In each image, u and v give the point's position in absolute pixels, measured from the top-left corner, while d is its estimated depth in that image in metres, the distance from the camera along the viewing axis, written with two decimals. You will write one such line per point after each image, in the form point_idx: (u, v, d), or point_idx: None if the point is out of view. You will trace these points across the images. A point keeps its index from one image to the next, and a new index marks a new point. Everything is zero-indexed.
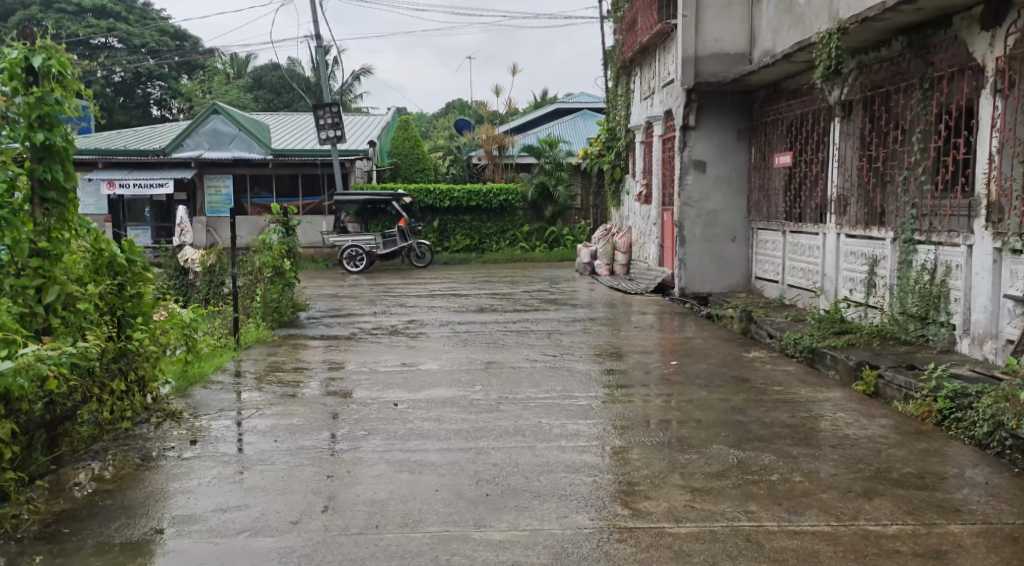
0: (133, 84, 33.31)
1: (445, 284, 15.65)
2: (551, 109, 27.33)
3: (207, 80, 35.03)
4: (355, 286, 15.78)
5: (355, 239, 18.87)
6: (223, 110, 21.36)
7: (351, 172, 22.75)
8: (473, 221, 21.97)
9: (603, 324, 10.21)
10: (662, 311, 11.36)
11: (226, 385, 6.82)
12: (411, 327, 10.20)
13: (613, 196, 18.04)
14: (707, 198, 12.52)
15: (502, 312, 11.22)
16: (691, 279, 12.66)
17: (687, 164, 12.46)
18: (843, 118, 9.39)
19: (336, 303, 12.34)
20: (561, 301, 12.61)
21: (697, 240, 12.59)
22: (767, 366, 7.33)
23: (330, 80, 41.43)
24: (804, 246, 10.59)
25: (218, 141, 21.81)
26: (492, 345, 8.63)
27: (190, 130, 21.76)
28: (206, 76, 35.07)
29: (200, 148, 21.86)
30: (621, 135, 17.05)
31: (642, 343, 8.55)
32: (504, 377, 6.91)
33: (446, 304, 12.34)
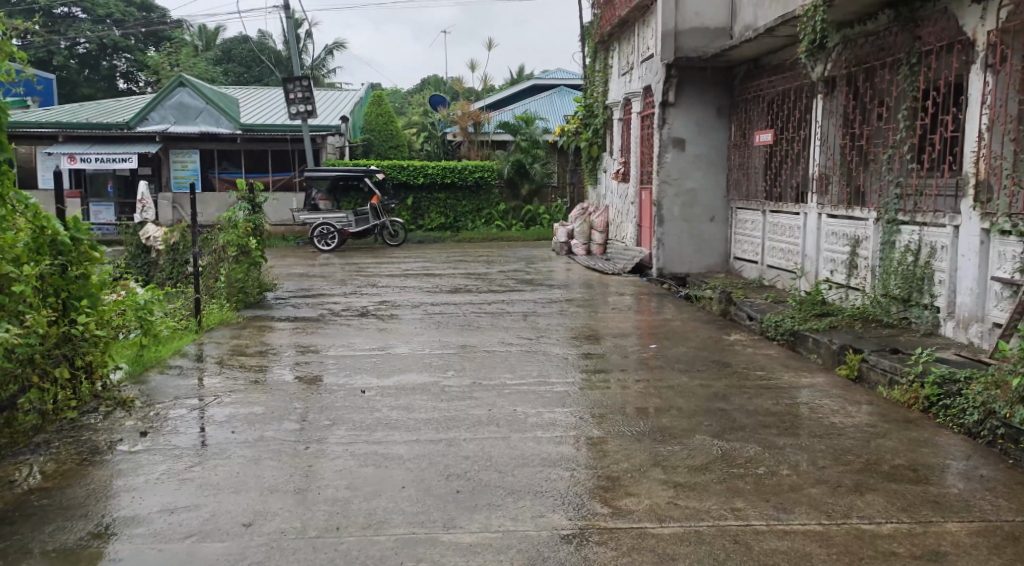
0: (98, 56, 32.57)
1: (418, 264, 15.37)
2: (528, 86, 26.96)
3: (175, 53, 34.30)
4: (326, 265, 15.46)
5: (326, 217, 18.54)
6: (188, 83, 20.98)
7: (322, 149, 22.62)
8: (448, 199, 21.64)
9: (579, 305, 9.98)
10: (640, 292, 11.14)
11: (185, 371, 6.53)
12: (382, 308, 9.92)
13: (590, 174, 17.77)
14: (686, 176, 12.28)
15: (476, 293, 10.95)
16: (669, 259, 12.44)
17: (666, 142, 12.19)
18: (826, 95, 9.15)
19: (304, 283, 12.04)
20: (536, 281, 12.38)
21: (675, 220, 12.36)
22: (748, 350, 7.11)
23: (302, 55, 40.80)
24: (784, 226, 10.37)
25: (184, 115, 21.47)
26: (466, 327, 8.37)
27: (155, 103, 21.39)
28: (174, 48, 34.37)
29: (165, 121, 21.48)
30: (599, 111, 16.76)
31: (619, 326, 8.32)
32: (478, 362, 6.66)
33: (418, 284, 12.06)
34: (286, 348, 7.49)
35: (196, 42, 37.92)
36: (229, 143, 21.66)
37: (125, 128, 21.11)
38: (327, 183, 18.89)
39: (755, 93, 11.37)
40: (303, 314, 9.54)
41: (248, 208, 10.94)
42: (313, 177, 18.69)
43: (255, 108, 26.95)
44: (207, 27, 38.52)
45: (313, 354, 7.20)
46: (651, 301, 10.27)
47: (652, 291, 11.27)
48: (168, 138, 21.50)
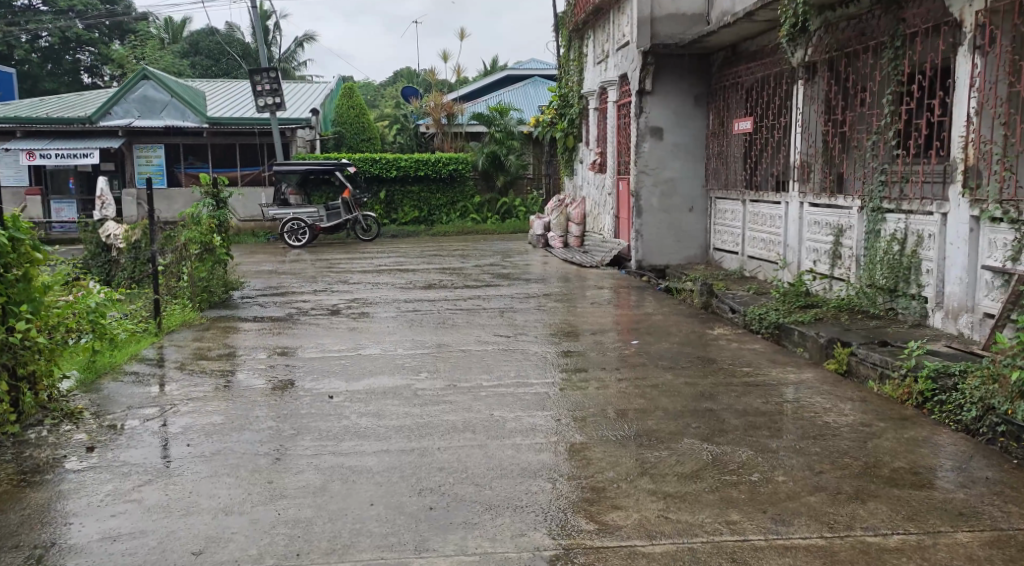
0: (60, 50, 31.87)
1: (391, 259, 15.05)
2: (502, 76, 26.61)
3: (140, 46, 33.62)
4: (297, 262, 15.11)
5: (297, 212, 18.18)
6: (153, 76, 20.53)
7: (292, 142, 22.29)
8: (422, 192, 21.30)
9: (557, 299, 9.71)
10: (618, 285, 10.89)
11: (142, 379, 6.20)
12: (354, 306, 9.60)
13: (565, 165, 17.48)
14: (664, 166, 12.03)
15: (450, 289, 10.66)
16: (648, 251, 12.21)
17: (643, 131, 11.94)
18: (807, 81, 8.88)
19: (273, 281, 11.69)
20: (513, 275, 12.11)
21: (654, 211, 12.13)
22: (733, 345, 6.86)
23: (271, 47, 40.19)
24: (765, 215, 10.14)
25: (149, 108, 21.01)
26: (439, 325, 8.08)
27: (119, 97, 20.87)
28: (139, 42, 33.68)
29: (129, 115, 20.99)
30: (573, 101, 16.47)
31: (599, 321, 8.06)
32: (452, 363, 6.37)
33: (391, 280, 11.75)
34: (252, 350, 7.17)
35: (163, 35, 37.23)
36: (195, 138, 21.22)
37: (89, 123, 20.58)
38: (297, 177, 18.48)
39: (734, 80, 11.11)
40: (271, 315, 9.20)
41: (212, 204, 10.58)
42: (280, 171, 18.27)
43: (224, 101, 26.44)
44: (174, 19, 37.80)
45: (281, 356, 6.88)
46: (630, 295, 10.02)
47: (631, 284, 11.03)
48: (132, 133, 20.99)
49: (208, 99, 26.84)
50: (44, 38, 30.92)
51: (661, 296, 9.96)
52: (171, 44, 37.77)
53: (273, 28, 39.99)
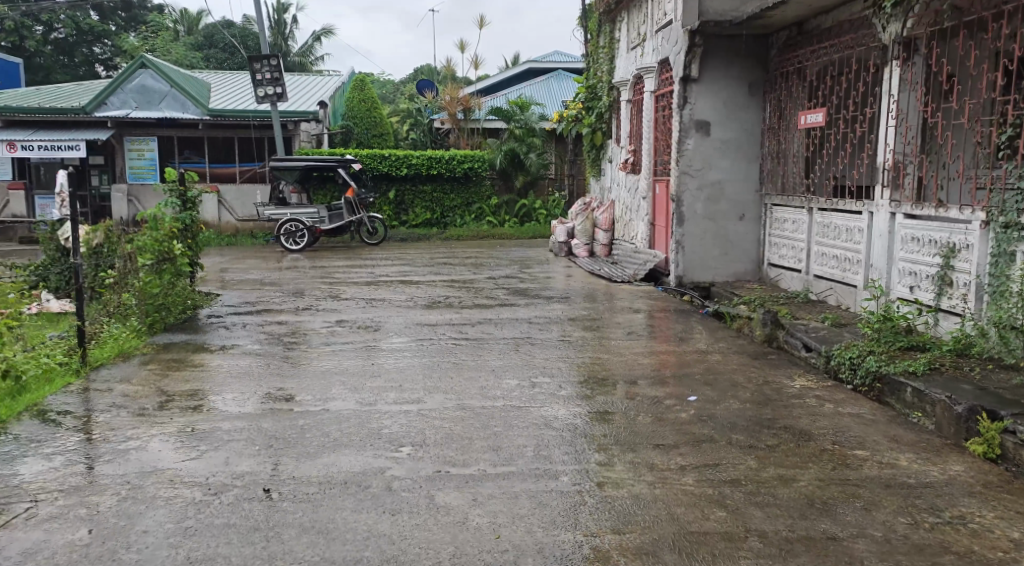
0: (75, 42, 30.25)
1: (396, 267, 13.39)
2: (524, 69, 24.87)
3: (152, 38, 32.03)
4: (292, 269, 13.48)
5: (295, 213, 16.68)
6: (151, 63, 19.05)
7: (295, 136, 20.68)
8: (435, 192, 19.65)
9: (586, 327, 7.99)
10: (657, 307, 9.20)
11: (20, 446, 4.51)
12: (341, 331, 7.95)
13: (593, 164, 15.76)
14: (710, 166, 10.30)
15: (459, 309, 8.97)
16: (690, 265, 10.47)
17: (687, 124, 10.22)
18: (904, 61, 7.23)
19: (254, 296, 10.00)
20: (531, 291, 10.44)
21: (698, 218, 10.39)
22: (827, 405, 5.13)
23: (289, 41, 38.68)
24: (839, 227, 8.41)
25: (147, 99, 19.51)
26: (439, 362, 6.40)
27: (115, 87, 19.36)
28: (152, 35, 32.23)
29: (126, 106, 19.47)
30: (603, 93, 14.74)
31: (641, 363, 6.35)
32: (451, 428, 4.70)
33: (392, 297, 10.05)
34: (195, 393, 5.54)
35: (177, 27, 35.74)
36: (191, 131, 19.69)
37: (83, 114, 19.06)
38: (296, 174, 16.89)
39: (798, 66, 9.37)
40: (236, 340, 7.50)
41: (178, 205, 8.91)
42: (280, 167, 16.69)
43: (229, 93, 24.85)
44: (189, 10, 36.25)
45: (226, 405, 5.25)
46: (673, 321, 8.31)
47: (671, 305, 9.34)
48: (125, 124, 19.51)
49: (213, 90, 25.25)
50: (57, 30, 29.30)
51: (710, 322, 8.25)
52: (186, 37, 36.25)
53: (290, 21, 38.42)
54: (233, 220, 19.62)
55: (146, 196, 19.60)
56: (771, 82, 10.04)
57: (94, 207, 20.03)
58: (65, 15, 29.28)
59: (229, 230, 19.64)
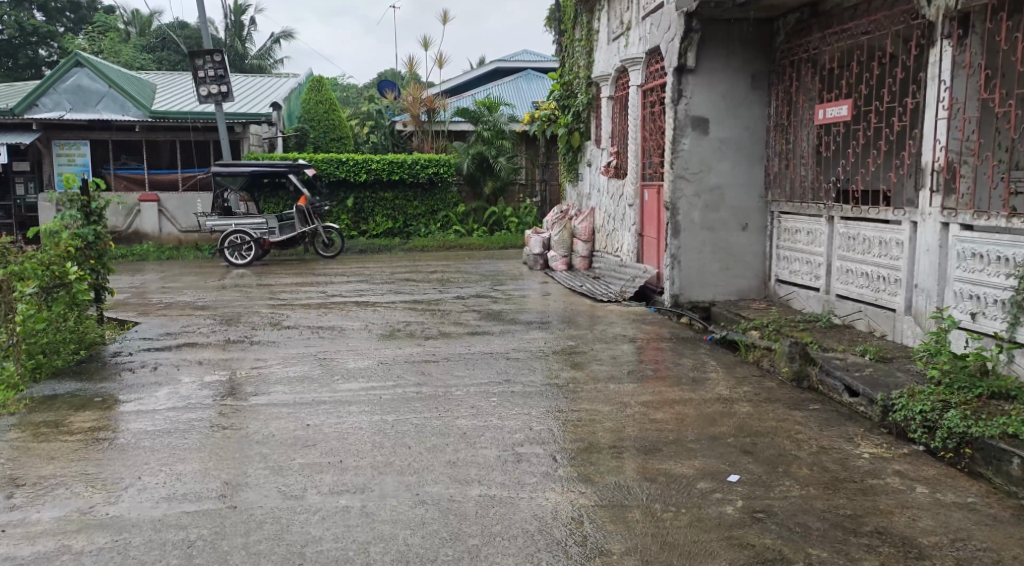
0: (20, 44, 27.49)
1: (351, 285, 11.97)
2: (491, 69, 23.46)
3: (99, 39, 30.10)
4: (235, 288, 12.02)
5: (240, 223, 15.30)
6: (86, 62, 17.86)
7: (243, 140, 19.28)
8: (397, 199, 18.19)
9: (576, 363, 6.63)
10: (654, 333, 7.90)
11: None
12: (278, 371, 6.51)
13: (569, 168, 14.42)
14: (709, 169, 9.00)
15: (422, 341, 7.59)
16: (687, 282, 9.15)
17: (683, 120, 8.90)
18: (958, 42, 5.94)
19: (184, 326, 8.56)
20: (505, 315, 9.09)
21: (695, 229, 9.08)
22: (918, 488, 3.85)
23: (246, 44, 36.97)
24: (868, 239, 7.12)
25: (83, 101, 18.22)
26: (394, 421, 5.04)
27: (47, 87, 18.02)
28: (99, 38, 30.28)
29: (60, 108, 18.09)
30: (580, 89, 13.41)
31: (653, 417, 5.00)
32: (405, 541, 3.47)
33: (344, 323, 8.64)
34: (63, 474, 4.17)
35: (126, 29, 33.82)
36: (126, 134, 18.44)
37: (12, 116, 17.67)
38: (242, 181, 15.43)
39: (812, 53, 8.10)
40: (143, 385, 6.12)
41: (79, 217, 7.58)
42: (225, 174, 15.25)
43: (175, 95, 23.18)
44: (141, 12, 34.42)
45: (102, 492, 3.95)
46: (678, 353, 6.98)
47: (669, 330, 8.04)
48: (54, 127, 18.10)
49: (158, 92, 23.54)
50: (3, 32, 26.93)
51: (721, 352, 6.94)
52: (136, 39, 34.33)
53: (248, 23, 36.76)
54: (174, 231, 18.27)
55: None
56: (777, 72, 8.75)
57: (20, 218, 18.48)
58: (9, 15, 26.66)
59: (171, 243, 18.31)
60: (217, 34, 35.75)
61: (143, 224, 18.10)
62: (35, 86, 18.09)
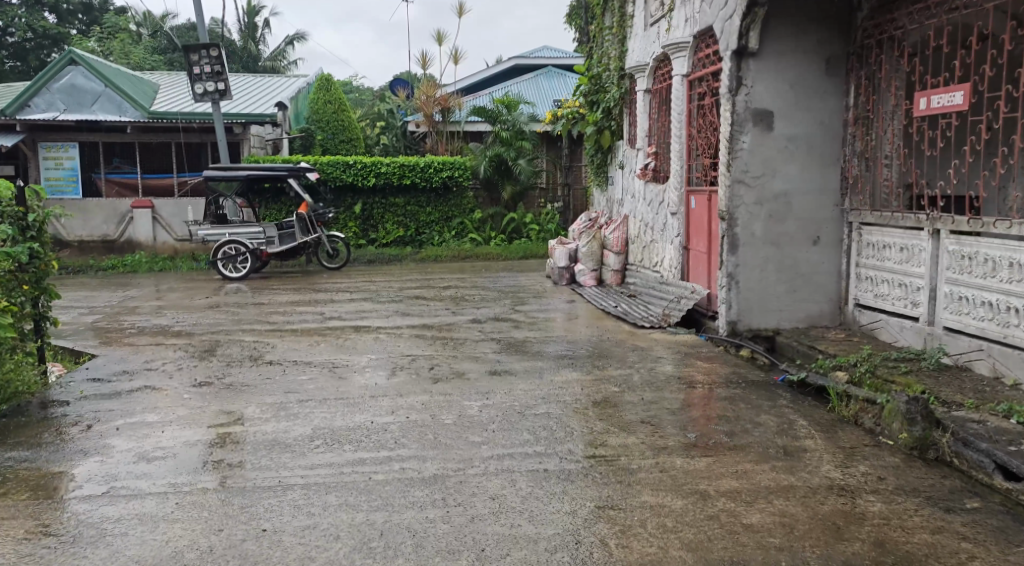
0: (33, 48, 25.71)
1: (353, 304, 10.57)
2: (509, 66, 22.02)
3: (108, 40, 28.81)
4: (224, 308, 10.68)
5: (235, 232, 14.00)
6: (81, 59, 16.67)
7: (243, 142, 17.97)
8: (408, 205, 16.78)
9: (621, 420, 5.22)
10: (713, 370, 6.51)
11: None
12: (245, 428, 5.16)
13: (598, 171, 12.98)
14: (773, 171, 7.53)
15: (429, 383, 6.21)
16: (747, 307, 7.67)
17: (743, 113, 7.43)
18: None
19: (152, 362, 7.18)
20: (527, 344, 7.70)
21: (757, 244, 7.61)
22: None
23: (260, 46, 35.75)
24: (994, 261, 5.69)
25: (77, 100, 17.04)
26: (386, 524, 3.73)
27: (39, 87, 16.77)
28: (108, 39, 29.06)
29: (55, 109, 16.89)
30: (612, 82, 11.97)
31: (747, 517, 3.68)
32: None
33: (338, 357, 7.25)
34: None
35: (138, 31, 32.55)
36: (119, 135, 17.13)
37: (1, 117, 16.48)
38: (239, 185, 14.08)
39: (908, 31, 6.62)
40: (72, 453, 4.78)
41: (11, 234, 6.23)
42: (220, 178, 13.87)
43: (176, 95, 21.86)
44: (153, 13, 33.16)
45: None
46: (749, 401, 5.58)
47: (730, 366, 6.66)
48: (41, 128, 16.90)
49: (158, 92, 22.21)
50: (12, 34, 25.14)
51: (804, 400, 5.54)
52: (148, 41, 33.09)
53: (262, 25, 35.52)
54: (169, 240, 16.95)
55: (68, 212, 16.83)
56: (859, 55, 7.27)
57: None
58: (20, 17, 24.86)
59: (166, 253, 16.97)
60: (229, 36, 34.39)
61: (136, 232, 16.85)
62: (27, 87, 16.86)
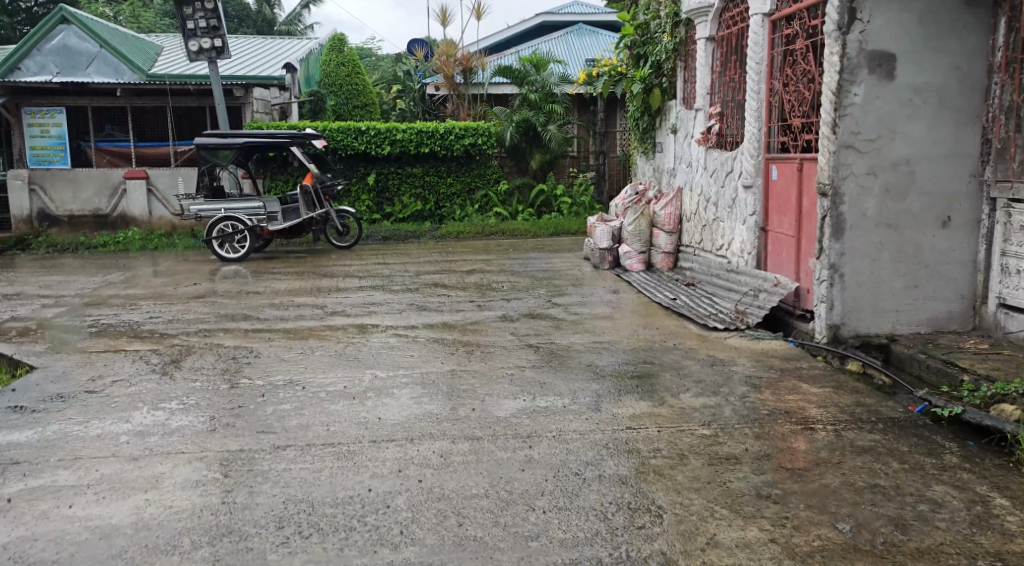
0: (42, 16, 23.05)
1: (361, 294, 8.99)
2: (536, 24, 20.19)
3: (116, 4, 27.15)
4: (213, 298, 9.14)
5: (232, 207, 12.45)
6: (72, 14, 14.93)
7: (245, 106, 16.38)
8: (427, 175, 15.13)
9: (726, 490, 3.64)
10: (827, 393, 4.91)
11: None
12: (187, 504, 3.62)
13: (644, 136, 11.31)
14: (892, 132, 5.87)
15: (450, 418, 4.62)
16: (854, 306, 6.01)
17: (856, 56, 5.78)
18: None
19: (102, 379, 5.64)
20: (574, 354, 6.10)
21: (869, 226, 5.94)
22: None
23: (277, 11, 33.91)
24: None
25: (71, 63, 15.22)
26: None
27: (30, 48, 15.10)
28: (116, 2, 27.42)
29: (47, 72, 15.18)
30: (664, 32, 10.29)
31: None
32: None
33: (333, 374, 5.68)
34: None
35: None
36: (108, 99, 15.63)
37: None
38: (235, 155, 12.46)
39: None
40: None
41: None
42: (213, 146, 12.24)
43: (177, 58, 20.23)
44: None
45: None
46: (898, 450, 3.99)
47: (844, 385, 5.07)
48: (26, 91, 15.37)
49: (159, 53, 20.56)
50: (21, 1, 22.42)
51: (977, 454, 3.96)
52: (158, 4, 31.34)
53: None
54: (166, 214, 15.45)
55: (56, 184, 15.32)
56: None
57: None
58: None
59: (164, 228, 15.47)
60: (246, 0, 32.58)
61: (130, 206, 15.32)
62: (16, 49, 15.19)
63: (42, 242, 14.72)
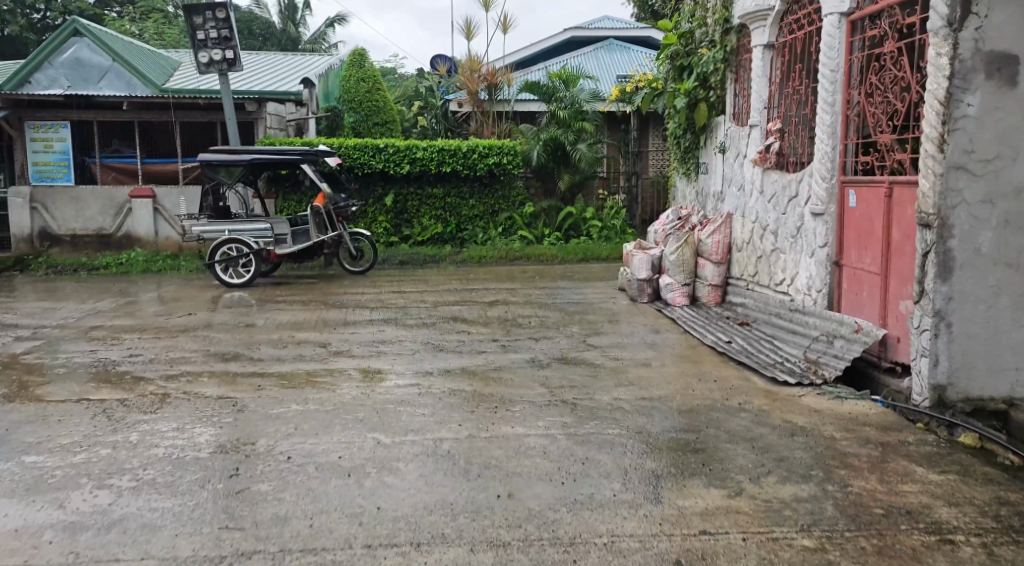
0: None
1: (371, 330, 7.97)
2: (565, 39, 19.25)
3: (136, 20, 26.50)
4: (206, 331, 8.14)
5: (236, 228, 11.51)
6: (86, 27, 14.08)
7: (258, 121, 15.50)
8: (449, 196, 14.15)
9: None
10: (952, 482, 3.88)
11: None
12: None
13: (687, 156, 10.28)
14: (1013, 152, 4.84)
15: (471, 514, 3.60)
16: (965, 363, 4.93)
17: (970, 59, 4.77)
18: None
19: (51, 440, 4.63)
20: (622, 415, 5.06)
21: (984, 264, 4.89)
22: None
23: (300, 29, 33.20)
24: None
25: (83, 78, 14.37)
26: None
27: (40, 61, 14.24)
28: (135, 16, 26.75)
29: (58, 86, 14.31)
30: (712, 41, 9.28)
31: None
32: None
33: (329, 438, 4.66)
34: None
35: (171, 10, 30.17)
36: (114, 113, 14.78)
37: None
38: (243, 172, 11.52)
39: None
40: None
41: None
42: (219, 163, 11.28)
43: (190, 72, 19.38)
44: None
45: None
46: None
47: (971, 468, 4.03)
48: (30, 104, 14.55)
49: (172, 66, 19.77)
50: None
51: None
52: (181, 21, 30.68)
53: (304, 8, 32.85)
54: (171, 234, 14.50)
55: (59, 202, 14.40)
56: None
57: None
58: None
59: (170, 249, 14.50)
60: (269, 18, 31.89)
61: (135, 225, 14.37)
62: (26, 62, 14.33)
63: (41, 263, 13.84)
